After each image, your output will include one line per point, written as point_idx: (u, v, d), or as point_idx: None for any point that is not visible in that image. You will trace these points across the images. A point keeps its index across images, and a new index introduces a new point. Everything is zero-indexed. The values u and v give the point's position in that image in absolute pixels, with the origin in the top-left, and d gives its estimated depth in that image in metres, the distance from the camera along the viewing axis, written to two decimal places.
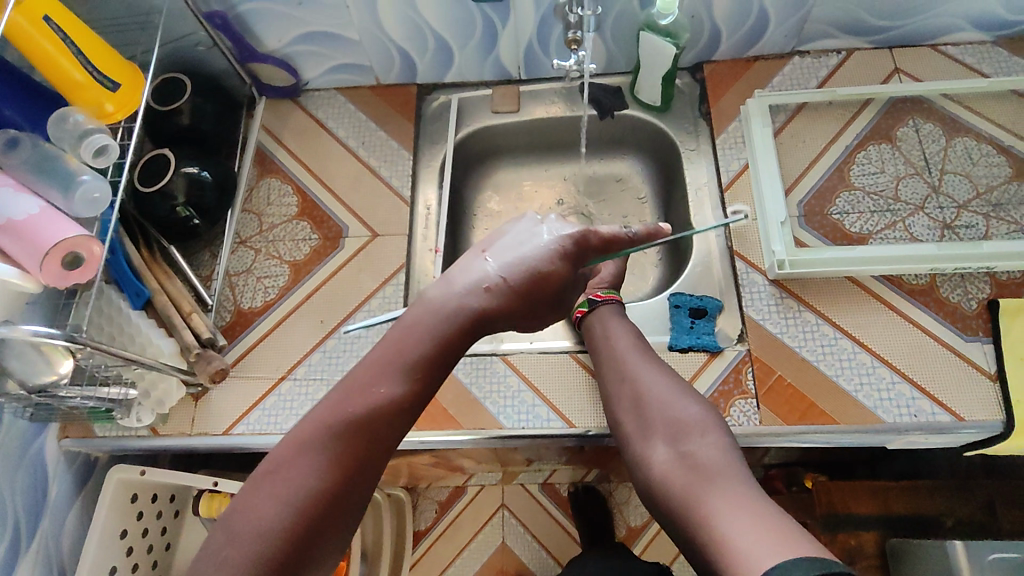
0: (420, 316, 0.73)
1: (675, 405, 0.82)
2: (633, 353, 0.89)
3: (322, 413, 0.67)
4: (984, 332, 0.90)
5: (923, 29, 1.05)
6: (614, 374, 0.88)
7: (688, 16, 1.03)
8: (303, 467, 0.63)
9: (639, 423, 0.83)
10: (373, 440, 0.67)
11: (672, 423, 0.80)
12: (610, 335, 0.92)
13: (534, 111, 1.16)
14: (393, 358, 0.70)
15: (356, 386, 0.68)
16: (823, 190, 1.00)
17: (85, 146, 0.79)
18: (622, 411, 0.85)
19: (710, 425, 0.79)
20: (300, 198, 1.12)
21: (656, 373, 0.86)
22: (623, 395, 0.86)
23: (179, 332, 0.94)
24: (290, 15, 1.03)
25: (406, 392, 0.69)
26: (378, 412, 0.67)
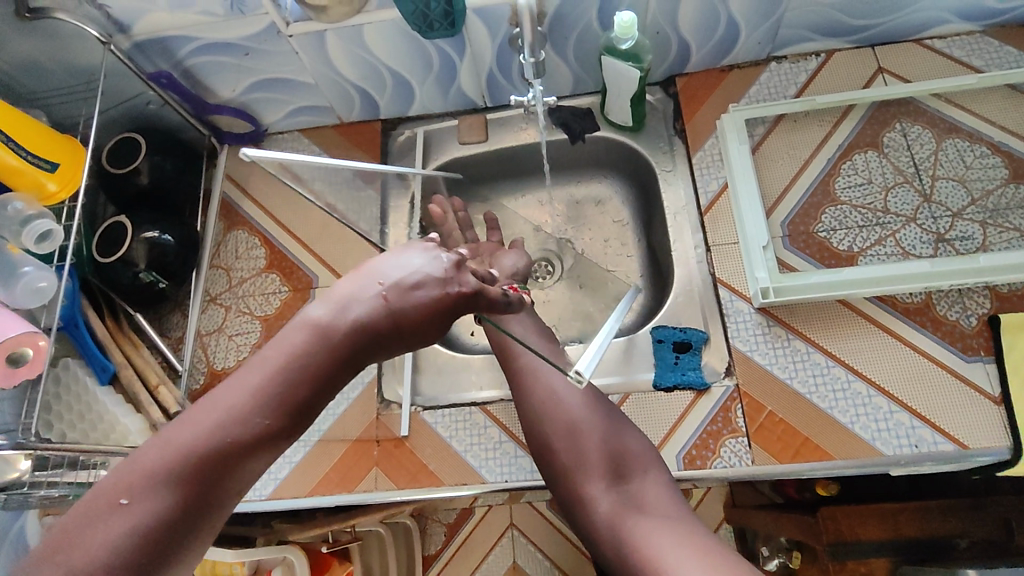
0: (305, 344, 0.57)
1: (613, 437, 0.77)
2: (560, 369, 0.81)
3: (178, 437, 0.55)
4: (985, 351, 0.84)
5: (905, 24, 0.99)
6: (544, 396, 0.80)
7: (653, 32, 0.98)
8: (147, 504, 0.52)
9: (576, 454, 0.76)
10: (231, 474, 0.56)
11: (613, 457, 0.76)
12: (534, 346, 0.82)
13: (502, 139, 1.11)
14: (272, 386, 0.57)
15: (232, 413, 0.55)
16: (808, 207, 0.95)
17: (28, 233, 0.76)
18: (554, 439, 0.78)
19: (649, 461, 0.77)
20: (268, 250, 1.09)
21: (588, 396, 0.80)
22: (554, 421, 0.78)
23: (146, 409, 0.92)
24: (239, 65, 0.99)
25: (283, 424, 0.57)
26: (247, 445, 0.56)
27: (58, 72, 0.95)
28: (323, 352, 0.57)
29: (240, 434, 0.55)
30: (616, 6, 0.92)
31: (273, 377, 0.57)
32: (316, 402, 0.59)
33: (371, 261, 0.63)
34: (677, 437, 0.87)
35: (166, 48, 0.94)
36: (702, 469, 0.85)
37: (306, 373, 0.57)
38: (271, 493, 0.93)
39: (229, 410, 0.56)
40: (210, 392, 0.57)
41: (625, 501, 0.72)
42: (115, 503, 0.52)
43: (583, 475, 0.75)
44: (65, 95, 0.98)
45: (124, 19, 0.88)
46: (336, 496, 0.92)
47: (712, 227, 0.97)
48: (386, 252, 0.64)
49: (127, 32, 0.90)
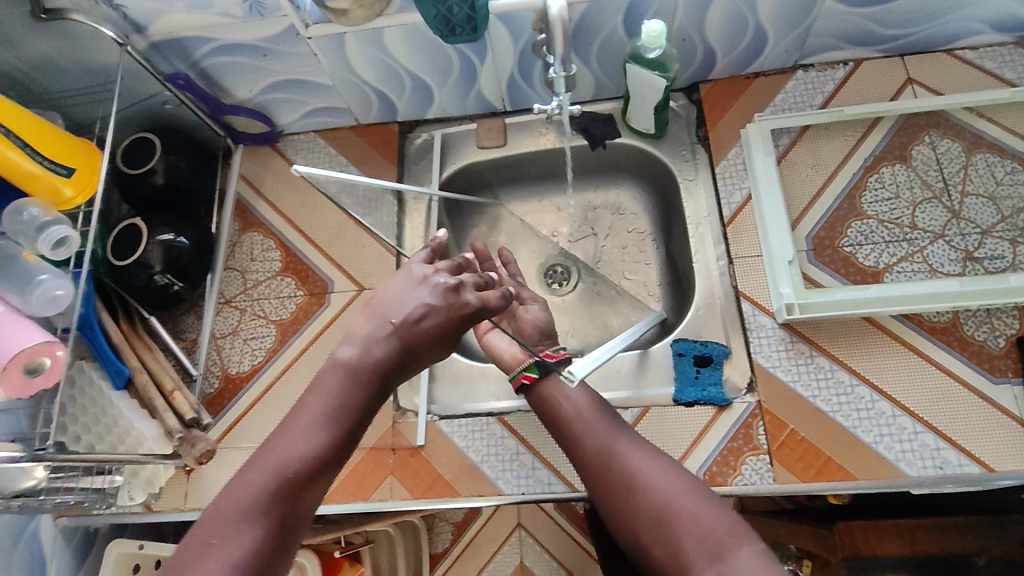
0: (342, 382, 0.67)
1: (695, 510, 0.66)
2: (625, 440, 0.74)
3: (253, 478, 0.62)
4: (1013, 373, 0.83)
5: (938, 35, 0.97)
6: (614, 478, 0.71)
7: (678, 39, 0.96)
8: (241, 537, 0.58)
9: (664, 543, 0.65)
10: (303, 504, 0.63)
11: (702, 537, 0.64)
12: (593, 423, 0.77)
13: (521, 143, 1.09)
14: (324, 415, 0.66)
15: (292, 448, 0.64)
16: (833, 221, 0.94)
17: (43, 240, 0.75)
18: (638, 529, 0.68)
19: (739, 530, 0.64)
20: (283, 253, 1.08)
21: (655, 464, 0.71)
22: (634, 510, 0.68)
23: (160, 416, 0.91)
24: (256, 66, 0.97)
25: (336, 450, 0.66)
26: (314, 474, 0.64)
27: (73, 72, 0.93)
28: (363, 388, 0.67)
29: (302, 464, 0.63)
30: (642, 13, 0.90)
31: (325, 415, 0.66)
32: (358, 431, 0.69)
33: (377, 298, 0.72)
34: (697, 454, 0.86)
35: (183, 48, 0.92)
36: (723, 486, 0.84)
37: (351, 405, 0.66)
38: None
39: (297, 445, 0.64)
40: (268, 441, 0.65)
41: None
42: (208, 541, 0.58)
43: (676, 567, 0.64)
44: (81, 94, 0.97)
45: (142, 19, 0.86)
46: (352, 504, 0.91)
47: (735, 238, 0.96)
48: (391, 284, 0.72)
49: (144, 32, 0.89)
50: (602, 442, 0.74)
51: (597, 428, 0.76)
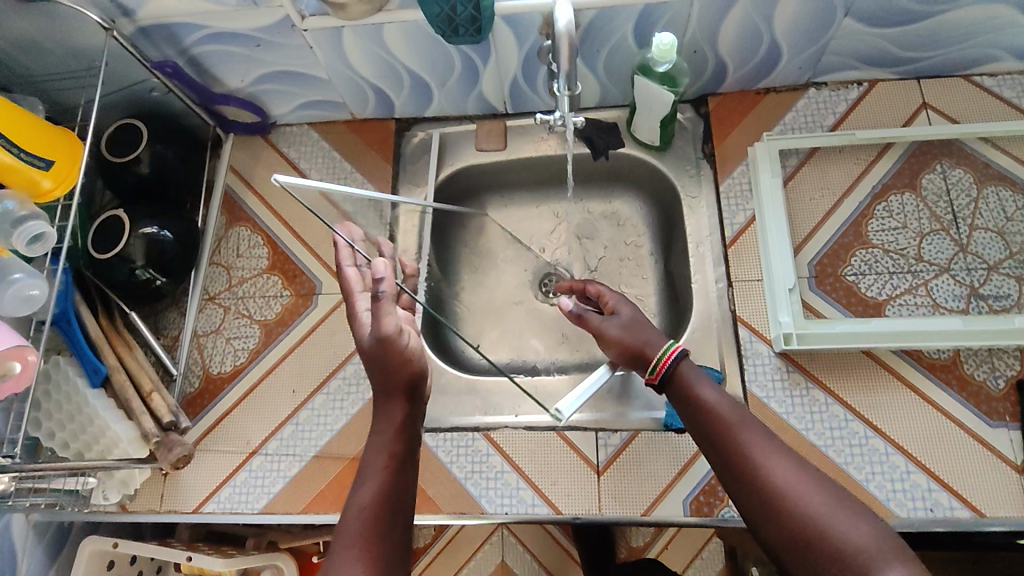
0: (380, 427, 0.72)
1: (851, 536, 0.54)
2: (778, 463, 0.61)
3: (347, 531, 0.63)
4: (1011, 416, 0.82)
5: (956, 60, 0.93)
6: (755, 494, 0.60)
7: (690, 51, 0.92)
8: None
9: (807, 569, 0.55)
10: (397, 539, 0.64)
11: (853, 561, 0.53)
12: (731, 422, 0.65)
13: (522, 148, 1.06)
14: (377, 456, 0.69)
15: (355, 495, 0.66)
16: (837, 248, 0.91)
17: (18, 235, 0.72)
18: (774, 546, 0.58)
19: (899, 557, 0.52)
20: (270, 250, 1.04)
21: (816, 488, 0.58)
22: (769, 524, 0.58)
23: (137, 418, 0.87)
24: (249, 57, 0.93)
25: (400, 478, 0.68)
26: (393, 509, 0.65)
27: (57, 53, 0.89)
28: (397, 438, 0.71)
29: (376, 501, 0.65)
30: (654, 23, 0.87)
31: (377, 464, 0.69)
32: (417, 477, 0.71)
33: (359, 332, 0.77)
34: (685, 482, 0.86)
35: (173, 35, 0.88)
36: (709, 517, 0.84)
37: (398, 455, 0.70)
38: (263, 506, 0.91)
39: (365, 492, 0.66)
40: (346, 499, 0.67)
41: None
42: None
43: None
44: (63, 76, 0.93)
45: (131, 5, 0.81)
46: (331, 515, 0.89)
47: (736, 261, 0.93)
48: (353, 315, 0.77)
49: (132, 17, 0.84)
50: (738, 448, 0.63)
51: (732, 426, 0.65)
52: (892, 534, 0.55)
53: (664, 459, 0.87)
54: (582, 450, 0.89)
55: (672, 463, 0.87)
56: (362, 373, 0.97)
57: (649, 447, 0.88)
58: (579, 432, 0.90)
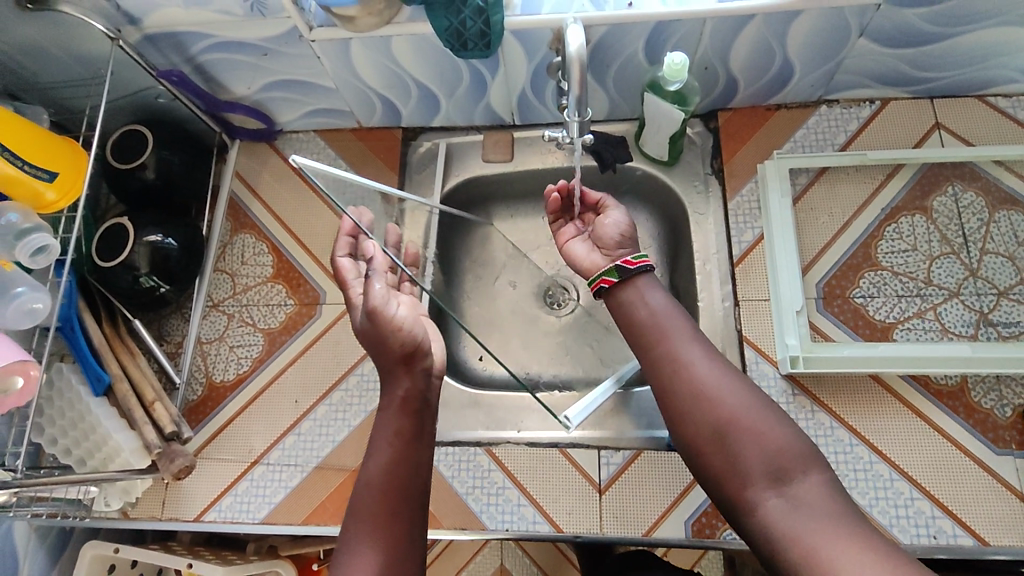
0: (391, 400, 0.77)
1: (773, 437, 0.61)
2: (710, 369, 0.66)
3: (361, 503, 0.69)
4: (1017, 445, 0.81)
5: (970, 81, 0.92)
6: (688, 398, 0.66)
7: (701, 67, 0.91)
8: (366, 553, 0.64)
9: (725, 456, 0.62)
10: (413, 511, 0.69)
11: (772, 459, 0.60)
12: (667, 333, 0.70)
13: (528, 160, 1.06)
14: (388, 430, 0.74)
15: (369, 467, 0.71)
16: (846, 269, 0.91)
17: (22, 247, 0.72)
18: (697, 441, 0.64)
19: (813, 460, 0.60)
20: (275, 258, 1.04)
21: (744, 391, 0.65)
22: (696, 422, 0.64)
23: (139, 427, 0.87)
24: (256, 65, 0.93)
25: (410, 447, 0.73)
26: (406, 483, 0.70)
27: (64, 60, 0.88)
28: (408, 414, 0.75)
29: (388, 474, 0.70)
30: (665, 40, 0.86)
31: (391, 437, 0.73)
32: (430, 452, 0.75)
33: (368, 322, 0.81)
34: (686, 503, 0.86)
35: (179, 43, 0.87)
36: (710, 539, 0.84)
37: (409, 433, 0.74)
38: (264, 516, 0.91)
39: (376, 464, 0.71)
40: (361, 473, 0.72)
41: (783, 506, 0.57)
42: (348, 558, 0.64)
43: (734, 479, 0.60)
44: (69, 82, 0.92)
45: (136, 11, 0.81)
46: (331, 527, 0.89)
47: (742, 280, 0.92)
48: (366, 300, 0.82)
49: (138, 25, 0.84)
50: (674, 355, 0.69)
51: (669, 338, 0.70)
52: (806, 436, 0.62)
53: (666, 479, 0.87)
54: (584, 467, 0.89)
55: (673, 484, 0.87)
56: (364, 385, 0.97)
57: (651, 466, 0.88)
58: (582, 450, 0.90)
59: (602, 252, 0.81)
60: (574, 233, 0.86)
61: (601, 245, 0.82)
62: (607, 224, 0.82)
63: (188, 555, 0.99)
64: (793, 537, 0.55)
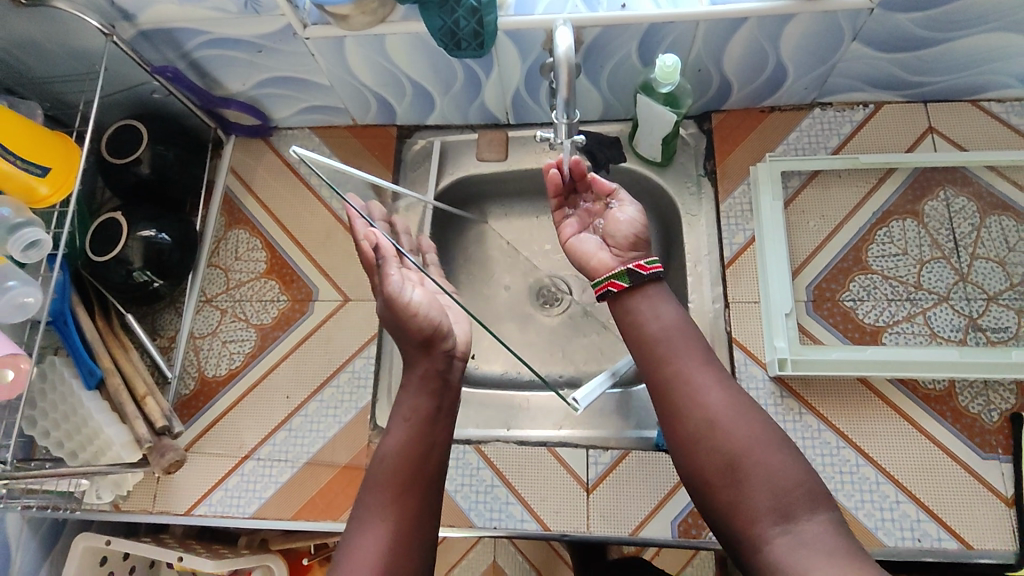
0: (416, 379, 0.79)
1: (788, 473, 0.60)
2: (723, 395, 0.66)
3: (378, 471, 0.71)
4: (1003, 450, 0.82)
5: (964, 85, 0.92)
6: (700, 425, 0.65)
7: (694, 69, 0.91)
8: (376, 523, 0.66)
9: (733, 488, 0.61)
10: (426, 491, 0.71)
11: (782, 496, 0.59)
12: (676, 351, 0.69)
13: (522, 159, 1.06)
14: (413, 404, 0.77)
15: (391, 438, 0.74)
16: (836, 273, 0.91)
17: (14, 241, 0.72)
18: (707, 469, 0.63)
19: (822, 499, 0.59)
20: (269, 254, 1.05)
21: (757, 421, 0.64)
22: (707, 452, 0.63)
23: (131, 421, 0.88)
24: (250, 62, 0.93)
25: (427, 425, 0.75)
26: (420, 463, 0.72)
27: (60, 54, 0.88)
28: (426, 394, 0.77)
29: (404, 447, 0.73)
30: (658, 42, 0.86)
31: (408, 418, 0.75)
32: (447, 432, 0.77)
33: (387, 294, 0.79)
34: (673, 504, 0.86)
35: (174, 39, 0.87)
36: (696, 539, 0.84)
37: (427, 413, 0.76)
38: (254, 511, 0.92)
39: (394, 439, 0.74)
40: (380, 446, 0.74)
41: (791, 547, 0.56)
42: (360, 525, 0.67)
43: (741, 515, 0.60)
44: (65, 76, 0.92)
45: (130, 7, 0.81)
46: (320, 523, 0.90)
47: (733, 281, 0.93)
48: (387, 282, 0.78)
49: (133, 21, 0.84)
50: (686, 377, 0.67)
51: (680, 357, 0.69)
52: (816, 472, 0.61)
53: (653, 479, 0.88)
54: (572, 467, 0.90)
55: (661, 484, 0.87)
56: (355, 381, 0.98)
57: (639, 467, 0.89)
58: (571, 449, 0.91)
59: (613, 251, 0.78)
60: (578, 225, 0.83)
61: (611, 242, 0.78)
62: (619, 219, 0.78)
63: (180, 547, 1.00)
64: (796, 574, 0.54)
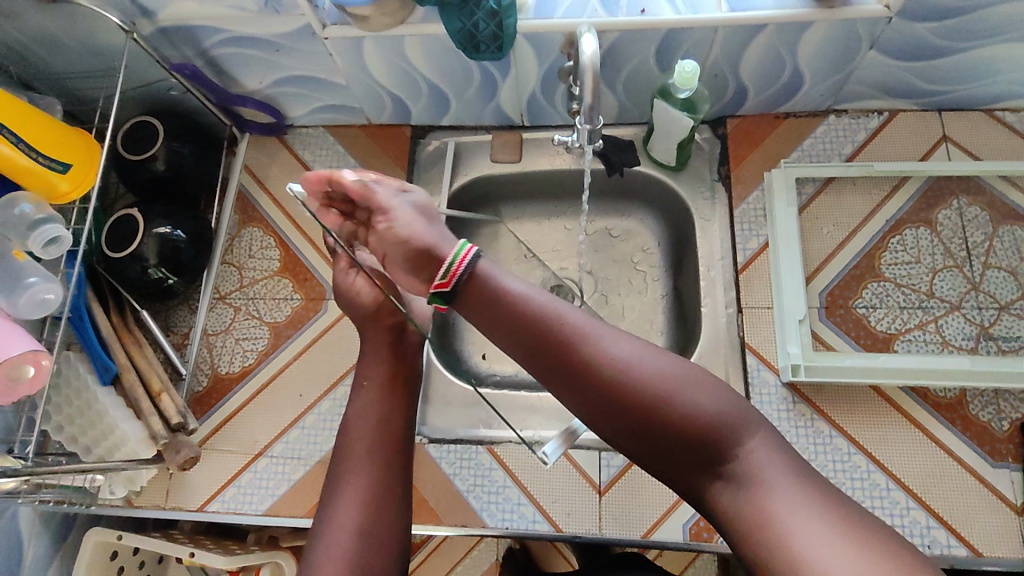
0: (379, 356, 0.82)
1: (686, 406, 0.61)
2: (605, 344, 0.63)
3: (348, 440, 0.76)
4: (1012, 458, 0.83)
5: (979, 95, 0.93)
6: (600, 392, 0.62)
7: (711, 74, 0.92)
8: (351, 489, 0.72)
9: (649, 435, 0.62)
10: (392, 453, 0.75)
11: (698, 432, 0.61)
12: (571, 325, 0.64)
13: (536, 162, 1.05)
14: (379, 373, 0.81)
15: (358, 413, 0.78)
16: (850, 280, 0.92)
17: (36, 237, 0.73)
18: (629, 436, 0.63)
19: (746, 428, 0.62)
20: (283, 252, 1.05)
21: (655, 369, 0.63)
22: (617, 416, 0.62)
23: (147, 418, 0.89)
24: (268, 60, 0.92)
25: (388, 394, 0.80)
26: (384, 428, 0.77)
27: (78, 50, 0.88)
28: (381, 362, 0.81)
29: (372, 421, 0.77)
30: (676, 47, 0.86)
31: (368, 386, 0.80)
32: (410, 394, 0.82)
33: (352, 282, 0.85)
34: (685, 507, 0.87)
35: (192, 37, 0.87)
36: (707, 543, 0.85)
37: (385, 380, 0.80)
38: (267, 508, 0.92)
39: (358, 411, 0.78)
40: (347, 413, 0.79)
41: (733, 487, 0.60)
42: (338, 492, 0.72)
43: (673, 461, 0.62)
44: (82, 74, 0.92)
45: (150, 5, 0.81)
46: None
47: (747, 287, 0.93)
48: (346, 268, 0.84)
49: (151, 17, 0.84)
50: (584, 350, 0.63)
51: (575, 332, 0.63)
52: (728, 396, 0.63)
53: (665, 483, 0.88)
54: (584, 469, 0.90)
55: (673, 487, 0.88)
56: None
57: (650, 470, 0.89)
58: (583, 451, 0.91)
59: None
60: None
61: None
62: None
63: (190, 544, 1.00)
64: (755, 514, 0.57)
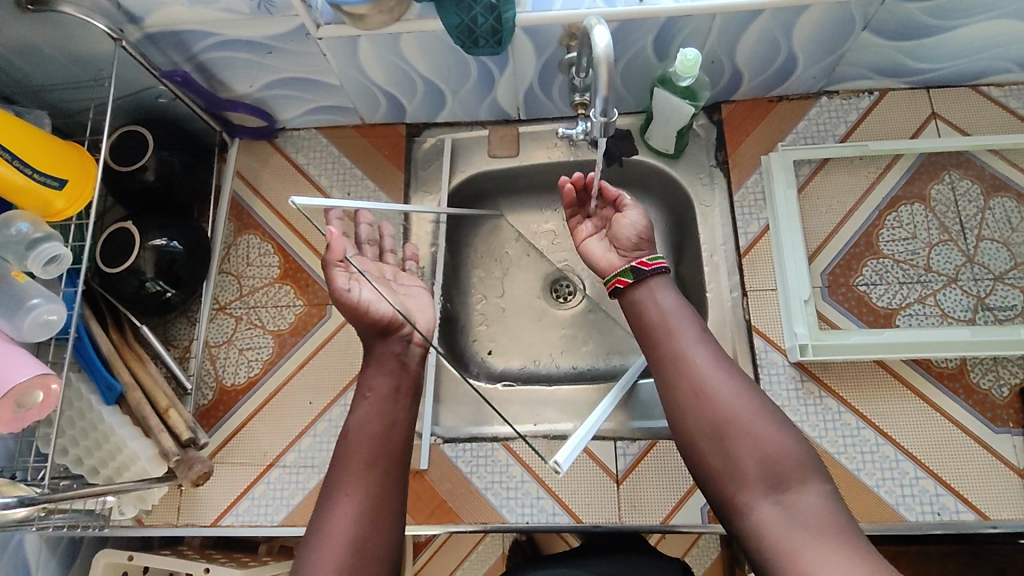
0: (379, 371, 0.81)
1: (766, 437, 0.67)
2: (708, 361, 0.73)
3: (347, 451, 0.76)
4: (1013, 423, 0.86)
5: (965, 71, 0.95)
6: (689, 397, 0.71)
7: (707, 61, 0.92)
8: (347, 500, 0.72)
9: (719, 445, 0.68)
10: (388, 466, 0.76)
11: (765, 461, 0.66)
12: (676, 333, 0.75)
13: (534, 154, 1.06)
14: (382, 386, 0.80)
15: (359, 424, 0.78)
16: (850, 258, 0.94)
17: (34, 257, 0.70)
18: (699, 440, 0.70)
19: (812, 469, 0.66)
20: (282, 258, 1.03)
21: (736, 394, 0.70)
22: (696, 419, 0.70)
23: (156, 436, 0.86)
24: (260, 63, 0.90)
25: (388, 407, 0.80)
26: (383, 440, 0.77)
27: (61, 61, 0.85)
28: (383, 374, 0.81)
29: (371, 433, 0.77)
30: (674, 35, 0.86)
31: (370, 397, 0.80)
32: (410, 408, 0.82)
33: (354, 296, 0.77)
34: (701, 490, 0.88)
35: (181, 42, 0.85)
36: None
37: (387, 392, 0.80)
38: (283, 519, 0.91)
39: (359, 424, 0.78)
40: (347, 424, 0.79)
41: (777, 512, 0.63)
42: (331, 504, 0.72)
43: (728, 475, 0.67)
44: (66, 84, 0.89)
45: (137, 11, 0.78)
46: None
47: (750, 270, 0.95)
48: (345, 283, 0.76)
49: (138, 23, 0.81)
50: (684, 357, 0.74)
51: (681, 339, 0.75)
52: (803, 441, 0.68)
53: (681, 467, 0.89)
54: (601, 459, 0.91)
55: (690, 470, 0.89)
56: None
57: (665, 456, 0.90)
58: (599, 441, 0.92)
59: (620, 252, 0.83)
60: (591, 232, 0.88)
61: (618, 245, 0.83)
62: (623, 224, 0.83)
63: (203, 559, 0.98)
64: (790, 540, 0.61)
